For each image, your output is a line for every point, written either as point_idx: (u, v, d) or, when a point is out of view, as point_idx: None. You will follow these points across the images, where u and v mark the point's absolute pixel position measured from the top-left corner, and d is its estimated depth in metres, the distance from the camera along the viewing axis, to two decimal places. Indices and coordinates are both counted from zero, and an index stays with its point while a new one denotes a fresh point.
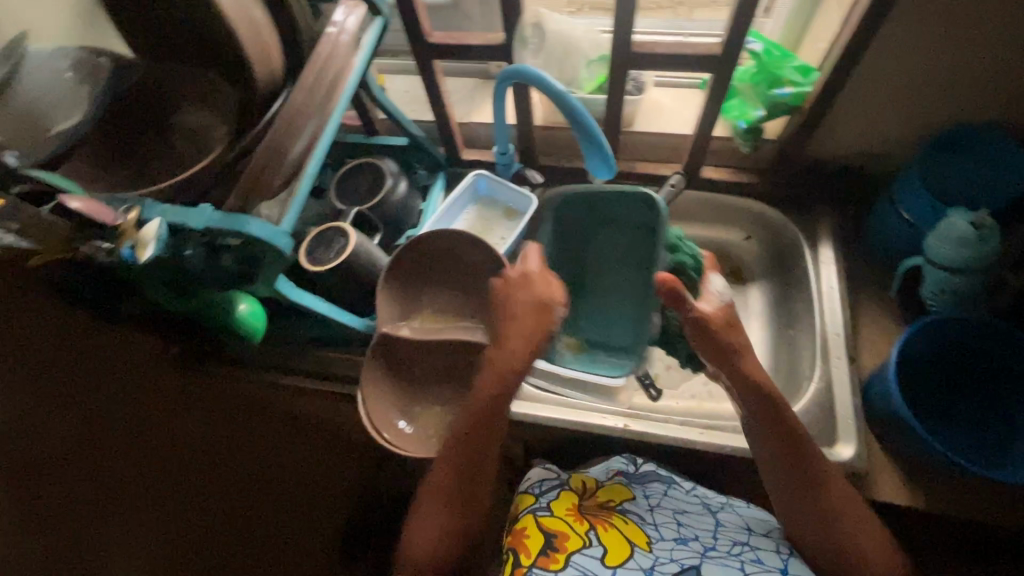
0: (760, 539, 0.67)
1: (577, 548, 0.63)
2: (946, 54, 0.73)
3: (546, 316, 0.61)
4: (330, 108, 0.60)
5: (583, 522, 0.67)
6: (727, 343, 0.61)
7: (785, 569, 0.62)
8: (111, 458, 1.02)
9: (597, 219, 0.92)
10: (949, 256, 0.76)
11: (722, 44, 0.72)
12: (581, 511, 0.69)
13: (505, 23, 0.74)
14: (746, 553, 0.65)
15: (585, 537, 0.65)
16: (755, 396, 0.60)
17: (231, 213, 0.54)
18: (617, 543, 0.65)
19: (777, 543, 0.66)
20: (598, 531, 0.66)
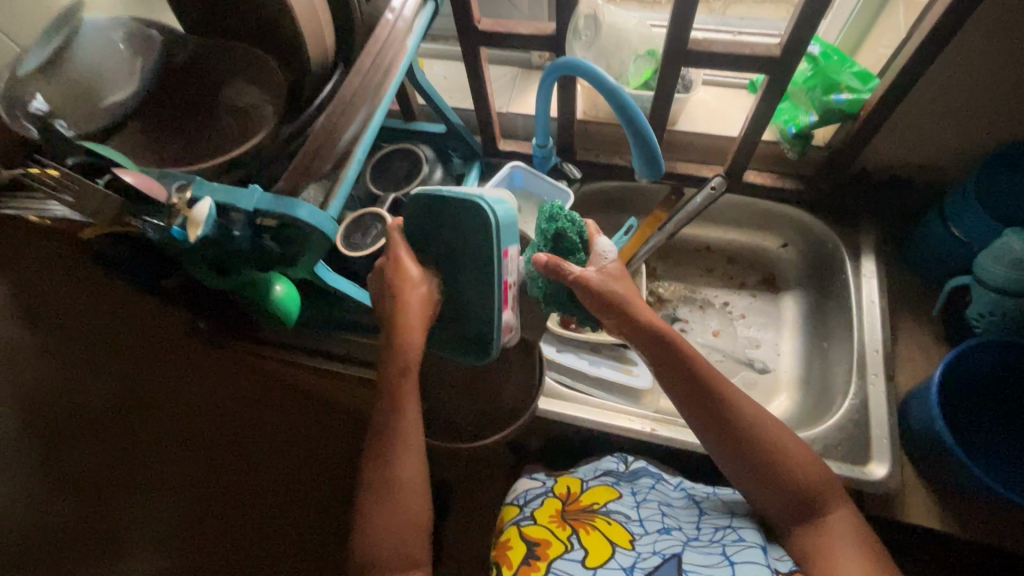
0: (742, 520, 0.67)
1: (559, 553, 0.64)
2: (1019, 67, 0.70)
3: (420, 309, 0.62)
4: (382, 94, 0.59)
5: (565, 527, 0.67)
6: (616, 297, 0.65)
7: (764, 545, 0.62)
8: (134, 425, 1.05)
9: (447, 215, 0.62)
10: (1001, 277, 0.73)
11: (782, 46, 0.69)
12: (563, 516, 0.69)
13: (559, 13, 0.72)
14: (728, 536, 0.64)
15: (567, 542, 0.65)
16: (700, 382, 0.63)
17: (280, 196, 0.54)
18: (599, 544, 0.64)
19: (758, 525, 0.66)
20: (580, 534, 0.66)
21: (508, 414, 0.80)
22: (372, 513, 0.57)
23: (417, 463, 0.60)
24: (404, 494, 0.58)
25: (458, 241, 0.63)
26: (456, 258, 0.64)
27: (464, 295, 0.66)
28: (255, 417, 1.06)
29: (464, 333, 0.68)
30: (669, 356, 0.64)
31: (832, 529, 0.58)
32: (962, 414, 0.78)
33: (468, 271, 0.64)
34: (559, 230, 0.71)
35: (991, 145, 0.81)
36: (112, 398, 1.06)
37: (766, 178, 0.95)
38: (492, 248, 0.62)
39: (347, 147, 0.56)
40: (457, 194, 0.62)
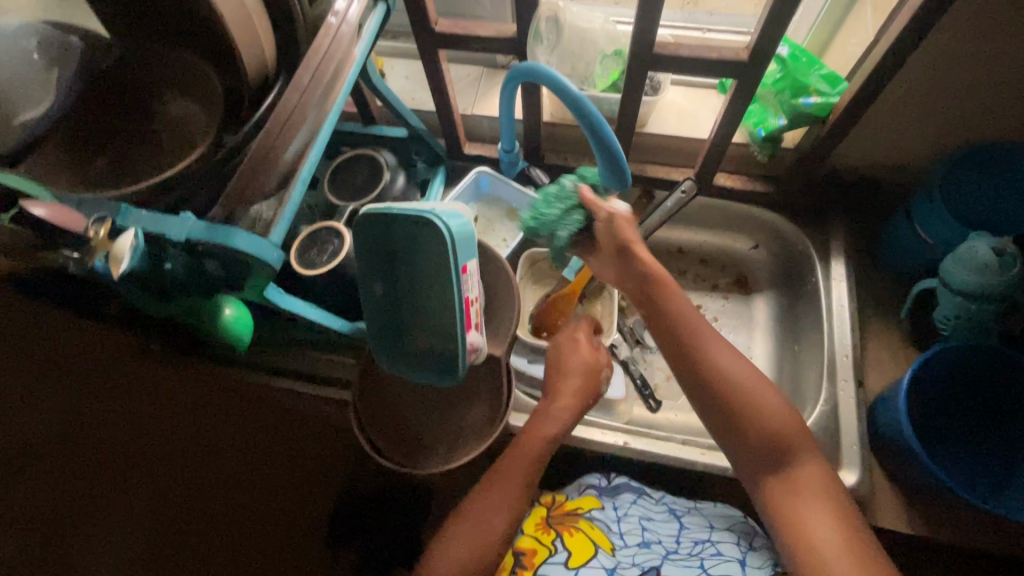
0: (721, 534, 0.68)
1: (544, 559, 0.65)
2: (985, 70, 0.69)
3: (593, 379, 0.74)
4: (328, 107, 0.54)
5: (550, 532, 0.69)
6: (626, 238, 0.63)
7: (743, 558, 0.64)
8: (80, 453, 0.96)
9: (404, 239, 0.60)
10: (965, 281, 0.73)
11: (750, 50, 0.67)
12: (549, 523, 0.71)
13: (519, 15, 0.68)
14: (706, 550, 0.66)
15: (551, 546, 0.67)
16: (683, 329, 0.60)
17: (214, 224, 0.49)
18: (582, 546, 0.66)
19: (737, 535, 0.68)
20: (563, 537, 0.68)
21: (472, 435, 0.73)
22: (451, 543, 0.62)
23: (510, 491, 0.66)
24: (490, 528, 0.63)
25: (418, 263, 0.61)
26: (415, 279, 0.62)
27: (432, 315, 0.63)
28: (215, 437, 0.97)
29: (426, 356, 0.65)
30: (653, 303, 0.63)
31: (805, 481, 0.56)
32: (931, 416, 0.78)
33: (434, 293, 0.61)
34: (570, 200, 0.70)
35: (957, 147, 0.80)
36: (54, 427, 0.98)
37: (736, 180, 0.93)
38: (450, 269, 0.59)
39: (288, 164, 0.52)
40: (407, 213, 0.59)
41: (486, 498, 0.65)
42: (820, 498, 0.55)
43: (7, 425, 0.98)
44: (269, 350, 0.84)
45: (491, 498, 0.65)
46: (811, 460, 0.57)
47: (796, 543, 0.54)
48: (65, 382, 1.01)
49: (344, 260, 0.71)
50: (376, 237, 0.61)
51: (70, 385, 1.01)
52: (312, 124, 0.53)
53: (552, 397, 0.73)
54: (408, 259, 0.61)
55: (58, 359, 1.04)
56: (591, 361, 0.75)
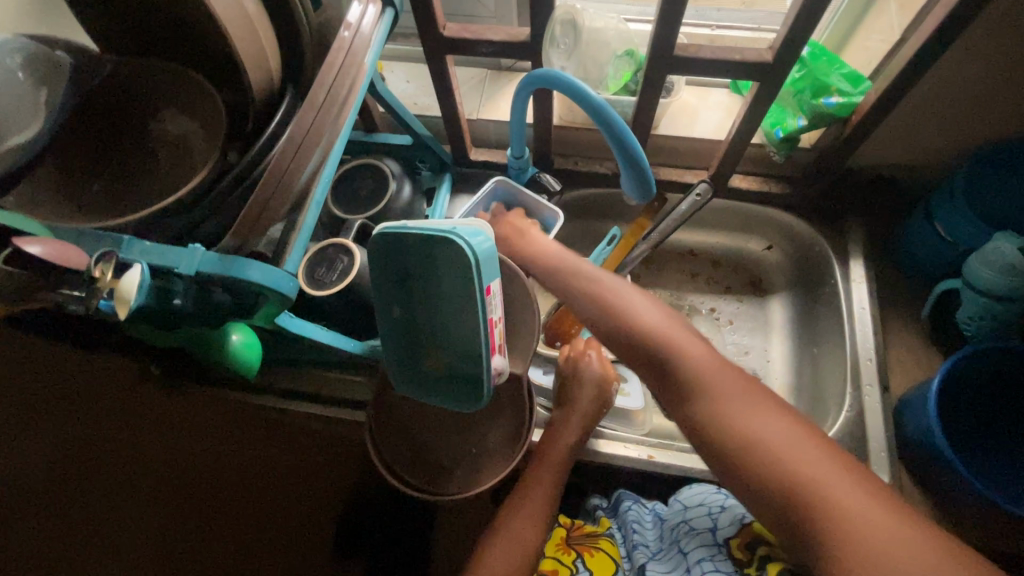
0: (694, 509, 0.65)
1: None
2: (1011, 67, 0.67)
3: (604, 391, 0.74)
4: (341, 123, 0.51)
5: (570, 552, 0.67)
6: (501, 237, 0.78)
7: (715, 525, 0.62)
8: (101, 476, 0.97)
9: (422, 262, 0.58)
10: (992, 282, 0.72)
11: (774, 51, 0.64)
12: (569, 543, 0.69)
13: (534, 17, 0.65)
14: (681, 529, 0.64)
15: (573, 566, 0.65)
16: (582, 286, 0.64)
17: (225, 254, 0.46)
18: (603, 565, 0.65)
19: (707, 504, 0.65)
20: (585, 558, 0.66)
21: (492, 456, 0.70)
22: (489, 556, 0.61)
23: (536, 505, 0.65)
24: (524, 535, 0.62)
25: (433, 286, 0.58)
26: (436, 303, 0.59)
27: (452, 336, 0.60)
28: (227, 455, 0.97)
29: (446, 379, 0.63)
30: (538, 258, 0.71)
31: (695, 362, 0.54)
32: (954, 417, 0.77)
33: (454, 314, 0.59)
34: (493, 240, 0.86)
35: (977, 142, 0.79)
36: (71, 452, 0.99)
37: (751, 181, 0.91)
38: (474, 292, 0.56)
39: (303, 186, 0.48)
40: (426, 233, 0.56)
41: (519, 509, 0.64)
42: (721, 376, 0.53)
43: (26, 451, 1.00)
44: (274, 370, 0.81)
45: (520, 509, 0.64)
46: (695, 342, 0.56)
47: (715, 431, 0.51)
48: (75, 409, 1.02)
49: (355, 278, 0.68)
50: (394, 260, 0.59)
51: (79, 410, 1.02)
52: (327, 142, 0.49)
53: (568, 406, 0.74)
54: (428, 283, 0.59)
55: (63, 387, 1.03)
56: (602, 373, 0.75)
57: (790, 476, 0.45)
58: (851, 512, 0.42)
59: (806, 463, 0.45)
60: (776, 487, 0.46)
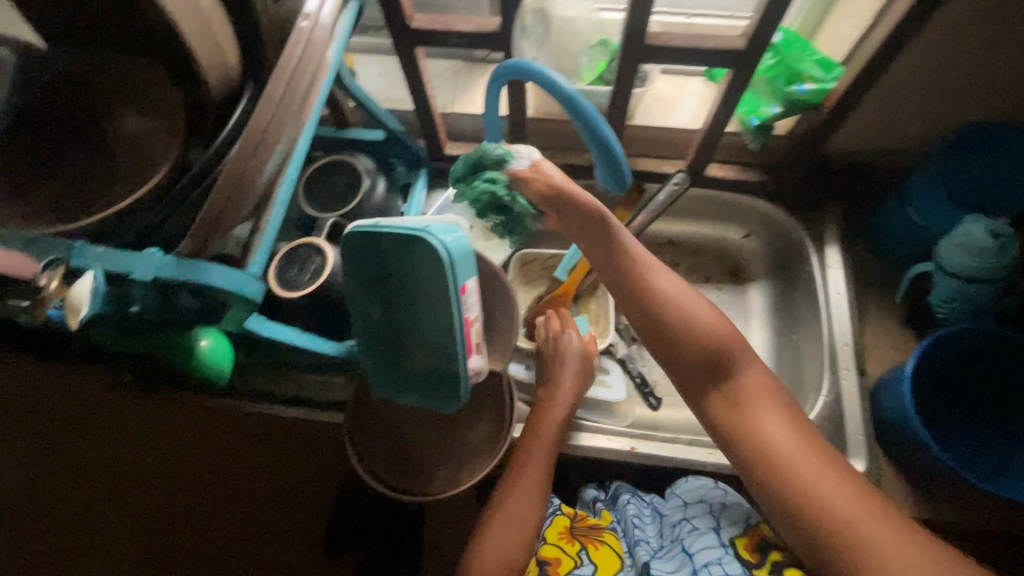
0: (694, 508, 0.66)
1: (568, 570, 0.62)
2: (979, 51, 0.68)
3: (586, 364, 0.75)
4: (304, 118, 0.49)
5: (574, 543, 0.66)
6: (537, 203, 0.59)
7: (717, 526, 0.63)
8: (82, 484, 0.95)
9: (397, 259, 0.56)
10: (964, 265, 0.73)
11: (747, 38, 0.64)
12: (573, 532, 0.68)
13: (504, 6, 0.64)
14: (684, 527, 0.64)
15: (577, 557, 0.64)
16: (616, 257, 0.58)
17: (185, 259, 0.44)
18: (607, 560, 0.64)
19: (707, 502, 0.66)
20: (589, 550, 0.65)
21: (475, 455, 0.70)
22: (489, 535, 0.60)
23: (531, 480, 0.64)
24: (520, 514, 0.61)
25: (409, 283, 0.57)
26: (411, 299, 0.59)
27: (430, 336, 0.59)
28: (206, 462, 0.94)
29: (423, 379, 0.62)
30: (590, 242, 0.58)
31: (747, 386, 0.55)
32: (928, 398, 0.79)
33: (431, 312, 0.58)
34: (494, 176, 0.59)
35: (950, 126, 0.79)
36: (45, 465, 0.97)
37: (728, 170, 0.90)
38: (450, 288, 0.55)
39: (266, 183, 0.46)
40: (400, 230, 0.55)
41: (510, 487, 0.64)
42: (769, 403, 0.54)
43: None
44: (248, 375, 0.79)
45: (510, 489, 0.64)
46: (755, 367, 0.56)
47: (750, 447, 0.52)
48: (51, 418, 0.99)
49: (327, 278, 0.66)
50: (368, 257, 0.58)
51: (49, 422, 0.98)
52: (289, 138, 0.48)
53: (553, 385, 0.73)
54: (404, 280, 0.58)
55: (37, 394, 1.00)
56: (582, 347, 0.75)
57: (834, 513, 0.47)
58: (869, 542, 0.45)
59: (845, 506, 0.47)
60: (811, 507, 0.48)
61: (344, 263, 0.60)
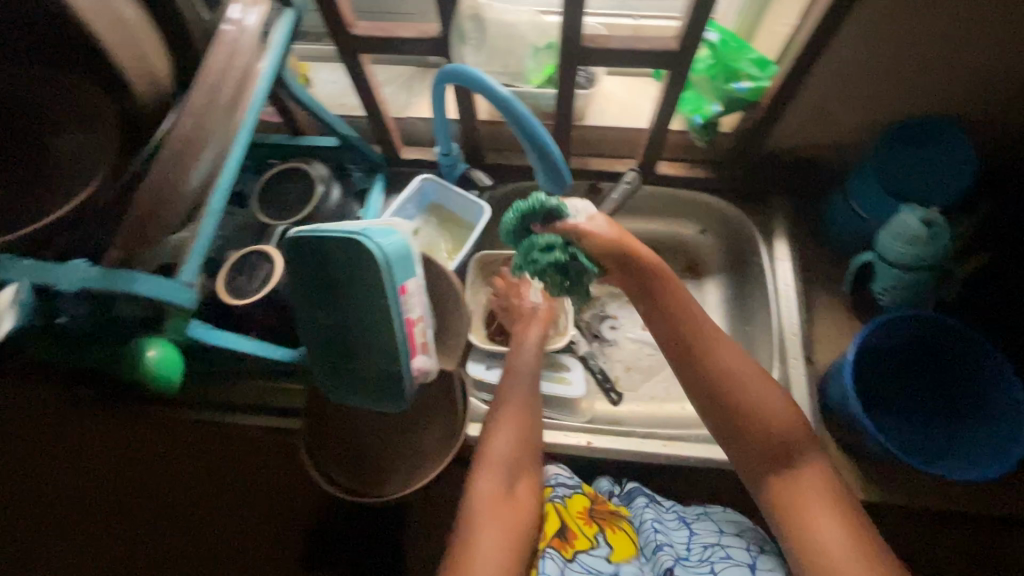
0: (731, 539, 0.67)
1: (586, 548, 0.65)
2: (903, 47, 0.71)
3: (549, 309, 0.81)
4: (236, 126, 0.50)
5: (592, 524, 0.69)
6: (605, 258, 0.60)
7: (754, 564, 0.63)
8: (46, 496, 0.95)
9: (332, 264, 0.58)
10: (900, 253, 0.75)
11: (678, 39, 0.66)
12: (591, 514, 0.71)
13: (441, 12, 0.65)
14: (716, 554, 0.64)
15: (593, 539, 0.67)
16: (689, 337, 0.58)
17: (111, 269, 0.45)
18: (622, 544, 0.67)
19: (747, 542, 0.66)
20: (605, 533, 0.68)
21: (429, 456, 0.71)
22: (499, 427, 0.65)
23: (521, 456, 0.64)
24: (524, 408, 0.67)
25: (345, 287, 0.59)
26: (348, 303, 0.60)
27: (369, 339, 0.61)
28: (174, 475, 0.94)
29: (364, 383, 0.63)
30: (665, 307, 0.58)
31: (803, 481, 0.55)
32: (873, 383, 0.81)
33: (369, 315, 0.59)
34: (550, 240, 0.61)
35: (884, 122, 0.82)
36: (11, 486, 0.96)
37: (678, 168, 0.92)
38: (386, 286, 0.57)
39: (196, 192, 0.47)
40: (338, 232, 0.56)
41: (513, 386, 0.69)
42: (823, 497, 0.54)
43: None
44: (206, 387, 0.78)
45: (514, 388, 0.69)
46: (813, 457, 0.57)
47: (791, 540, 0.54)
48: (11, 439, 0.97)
49: (275, 285, 0.67)
50: (305, 261, 0.59)
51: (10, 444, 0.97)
52: (220, 146, 0.48)
53: (521, 333, 0.78)
54: (340, 286, 0.59)
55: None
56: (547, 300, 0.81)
57: None
58: None
59: None
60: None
61: (286, 267, 0.61)
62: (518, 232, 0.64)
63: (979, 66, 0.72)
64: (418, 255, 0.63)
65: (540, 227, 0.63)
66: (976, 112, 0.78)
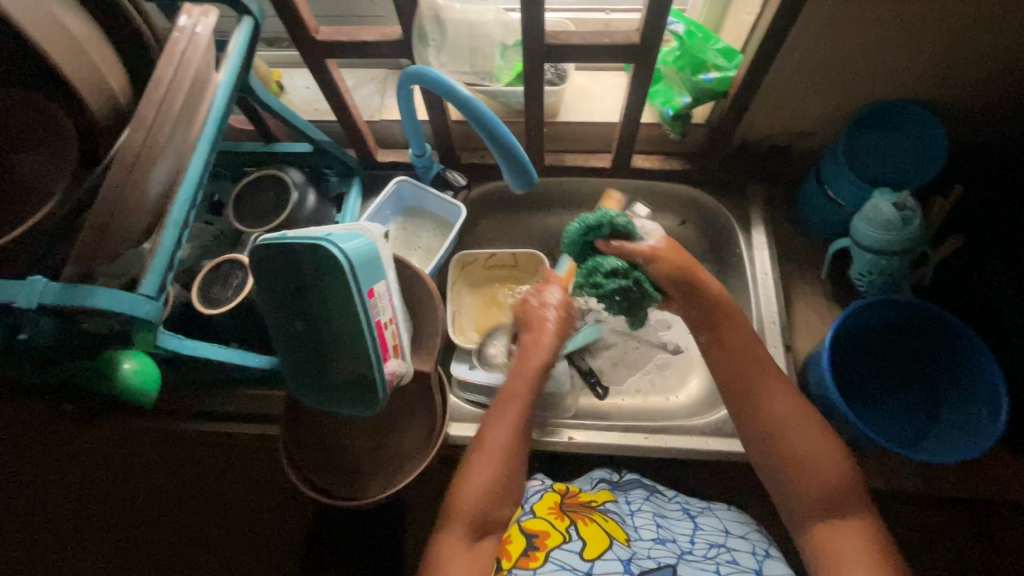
0: (737, 541, 0.67)
1: (557, 544, 0.64)
2: (867, 33, 0.71)
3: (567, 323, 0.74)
4: (192, 137, 0.50)
5: (563, 518, 0.67)
6: (666, 273, 0.68)
7: (759, 569, 0.62)
8: (49, 506, 0.97)
9: (296, 273, 0.57)
10: (874, 239, 0.75)
11: (640, 32, 0.66)
12: (562, 509, 0.69)
13: (401, 14, 0.65)
14: (722, 555, 0.64)
15: (565, 533, 0.65)
16: (727, 339, 0.66)
17: (72, 284, 0.46)
18: (596, 536, 0.65)
19: (753, 545, 0.66)
20: (578, 526, 0.66)
21: (409, 457, 0.71)
22: (472, 475, 0.62)
23: (494, 510, 0.61)
24: (501, 457, 0.64)
25: (312, 297, 0.58)
26: (314, 312, 0.59)
27: (337, 345, 0.61)
28: (168, 483, 0.96)
29: (333, 391, 0.64)
30: (719, 326, 0.67)
31: (848, 533, 0.56)
32: (852, 368, 0.82)
33: (337, 322, 0.59)
34: (615, 265, 0.68)
35: (855, 108, 0.82)
36: (10, 499, 0.98)
37: (653, 161, 0.92)
38: (353, 292, 0.57)
39: (151, 204, 0.47)
40: (302, 239, 0.56)
41: (495, 426, 0.65)
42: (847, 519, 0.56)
43: None
44: (187, 397, 0.78)
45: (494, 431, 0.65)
46: (856, 508, 0.57)
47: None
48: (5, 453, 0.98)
49: (247, 294, 0.67)
50: (269, 269, 0.58)
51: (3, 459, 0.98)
52: (175, 157, 0.48)
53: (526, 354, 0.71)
54: (305, 295, 0.59)
55: None
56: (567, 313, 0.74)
57: None
58: None
59: None
60: None
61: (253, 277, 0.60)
62: (584, 250, 0.72)
63: (944, 49, 0.72)
64: (384, 257, 0.64)
65: (608, 248, 0.70)
66: (944, 94, 0.78)
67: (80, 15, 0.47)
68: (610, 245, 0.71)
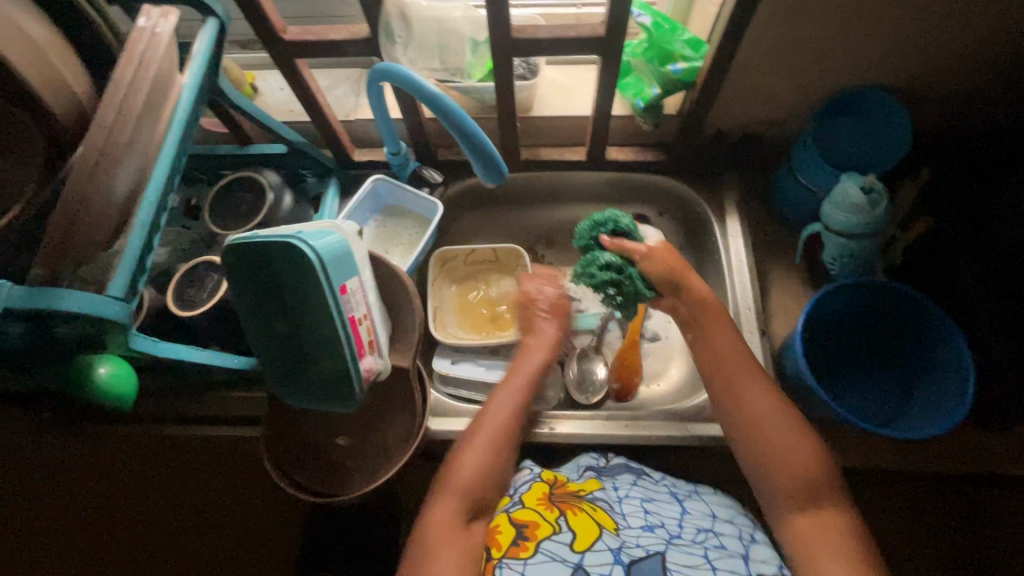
0: (723, 526, 0.67)
1: (547, 535, 0.62)
2: (829, 19, 0.72)
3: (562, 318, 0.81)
4: (156, 139, 0.50)
5: (552, 509, 0.66)
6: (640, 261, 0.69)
7: (746, 553, 0.63)
8: (38, 518, 0.96)
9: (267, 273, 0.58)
10: (844, 222, 0.76)
11: (604, 25, 0.66)
12: (551, 499, 0.68)
13: (367, 12, 0.65)
14: (710, 539, 0.64)
15: (554, 524, 0.63)
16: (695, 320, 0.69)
17: (38, 288, 0.46)
18: (585, 526, 0.63)
19: (740, 529, 0.67)
20: (567, 516, 0.65)
21: (394, 451, 0.71)
22: (467, 454, 0.67)
23: (483, 490, 0.66)
24: (499, 439, 0.69)
25: (285, 294, 0.58)
26: (288, 309, 0.59)
27: (312, 343, 0.61)
28: (160, 489, 0.96)
29: (310, 391, 0.64)
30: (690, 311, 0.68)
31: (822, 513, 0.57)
32: (827, 352, 0.84)
33: (311, 318, 0.59)
34: (609, 259, 0.70)
35: (822, 94, 0.84)
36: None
37: (627, 152, 0.93)
38: (324, 289, 0.58)
39: (117, 206, 0.47)
40: (270, 238, 0.56)
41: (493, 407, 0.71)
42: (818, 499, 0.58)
43: None
44: (169, 402, 0.78)
45: (495, 410, 0.71)
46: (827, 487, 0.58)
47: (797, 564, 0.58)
48: None
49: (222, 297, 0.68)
50: (240, 269, 0.58)
51: None
52: (140, 159, 0.48)
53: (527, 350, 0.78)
54: (278, 293, 0.59)
55: None
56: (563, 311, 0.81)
57: None
58: None
59: None
60: None
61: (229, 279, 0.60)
62: (590, 245, 0.74)
63: (905, 33, 0.73)
64: (356, 253, 0.65)
65: (609, 245, 0.72)
66: (907, 79, 0.80)
67: (38, 19, 0.47)
68: (613, 241, 0.72)
